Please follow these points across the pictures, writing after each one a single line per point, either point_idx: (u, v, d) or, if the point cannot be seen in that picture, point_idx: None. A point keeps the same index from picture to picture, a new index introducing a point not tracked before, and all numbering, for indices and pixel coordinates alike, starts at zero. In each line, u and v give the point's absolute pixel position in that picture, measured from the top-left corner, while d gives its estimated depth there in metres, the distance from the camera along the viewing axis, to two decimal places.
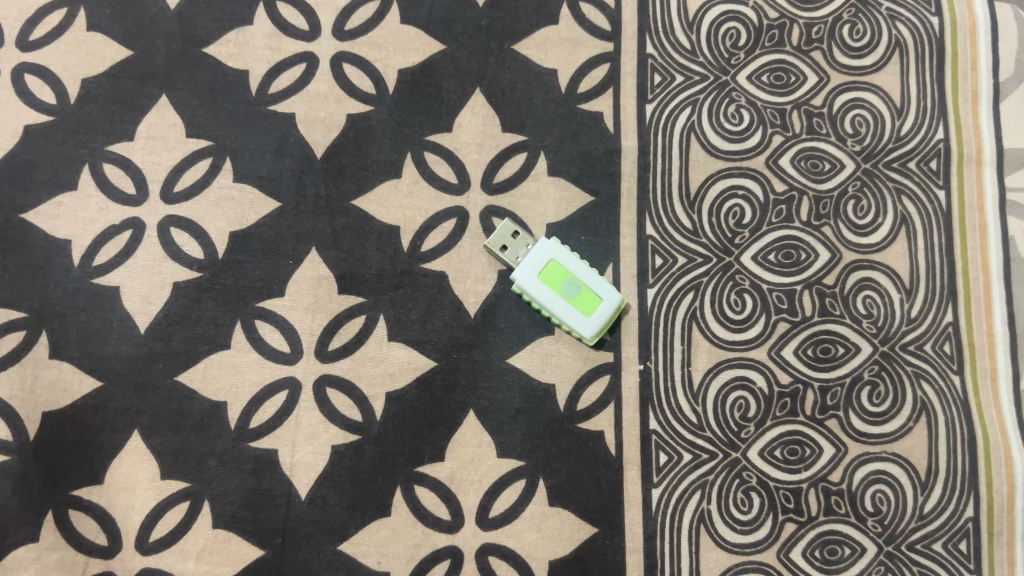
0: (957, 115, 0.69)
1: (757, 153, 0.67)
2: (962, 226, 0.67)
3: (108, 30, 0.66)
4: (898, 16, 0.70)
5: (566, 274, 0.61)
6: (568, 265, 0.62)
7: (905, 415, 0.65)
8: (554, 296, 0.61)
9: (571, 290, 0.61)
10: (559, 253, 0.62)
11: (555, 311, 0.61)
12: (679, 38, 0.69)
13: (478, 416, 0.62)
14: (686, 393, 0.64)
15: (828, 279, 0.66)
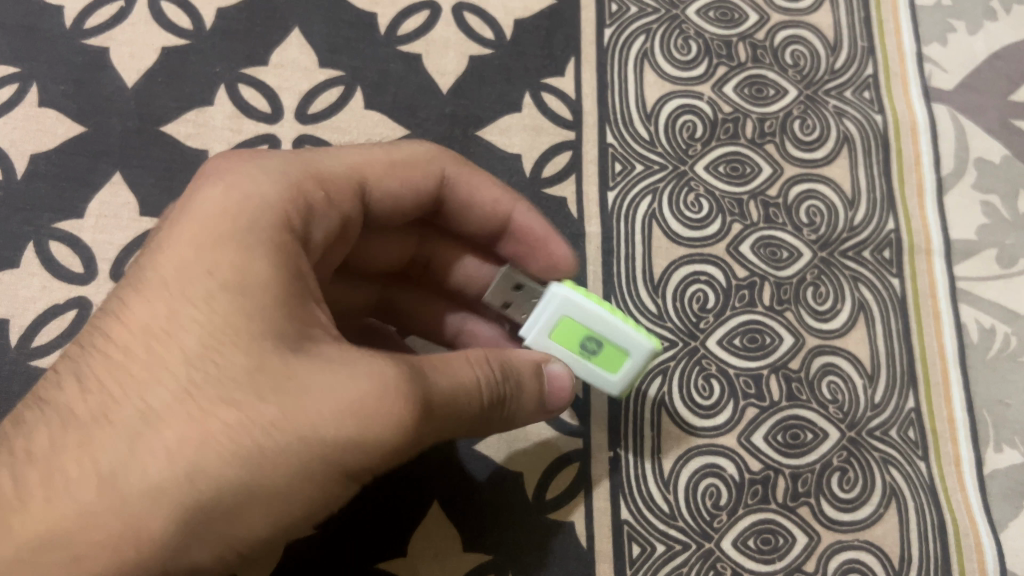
0: (905, 207, 0.71)
1: (717, 241, 0.68)
2: (917, 313, 0.68)
3: (63, 107, 0.66)
4: (845, 113, 0.73)
5: (583, 333, 0.51)
6: (585, 323, 0.50)
7: (875, 501, 0.63)
8: (572, 357, 0.52)
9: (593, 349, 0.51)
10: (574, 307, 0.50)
11: (575, 370, 0.52)
12: (638, 129, 0.70)
13: (444, 508, 0.60)
14: (657, 480, 0.62)
15: (794, 363, 0.66)
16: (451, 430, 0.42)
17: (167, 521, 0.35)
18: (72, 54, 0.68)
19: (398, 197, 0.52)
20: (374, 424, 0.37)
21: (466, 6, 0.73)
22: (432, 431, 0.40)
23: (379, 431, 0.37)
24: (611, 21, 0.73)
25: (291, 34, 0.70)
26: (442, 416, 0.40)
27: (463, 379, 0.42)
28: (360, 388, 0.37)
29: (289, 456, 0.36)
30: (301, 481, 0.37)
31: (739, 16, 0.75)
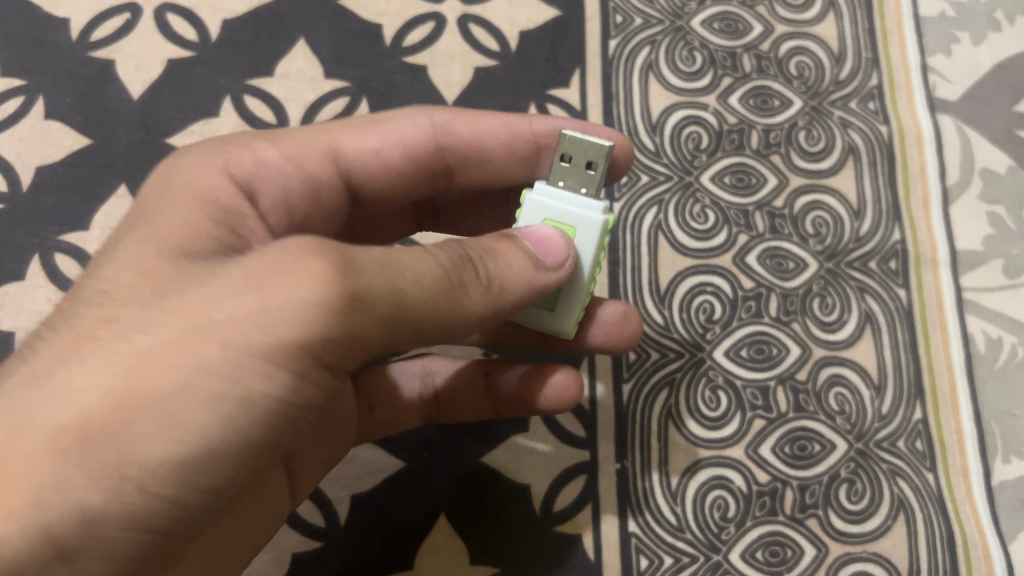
0: (911, 217, 0.71)
1: (723, 252, 0.68)
2: (924, 324, 0.68)
3: (68, 119, 0.66)
4: (850, 124, 0.73)
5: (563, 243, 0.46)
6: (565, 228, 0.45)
7: (884, 512, 0.63)
8: None
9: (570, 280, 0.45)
10: (583, 222, 0.45)
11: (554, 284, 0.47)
12: (643, 140, 0.70)
13: (451, 520, 0.60)
14: (665, 493, 0.62)
15: (801, 375, 0.65)
16: (418, 327, 0.36)
17: (58, 454, 0.32)
18: (78, 66, 0.68)
19: (383, 154, 0.52)
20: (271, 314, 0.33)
21: (471, 19, 0.73)
22: (368, 325, 0.34)
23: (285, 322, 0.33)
24: (616, 33, 0.73)
25: (296, 46, 0.70)
26: (379, 305, 0.34)
27: (406, 264, 0.36)
28: (257, 285, 0.33)
29: (184, 362, 0.32)
30: (208, 395, 0.33)
31: (743, 27, 0.75)
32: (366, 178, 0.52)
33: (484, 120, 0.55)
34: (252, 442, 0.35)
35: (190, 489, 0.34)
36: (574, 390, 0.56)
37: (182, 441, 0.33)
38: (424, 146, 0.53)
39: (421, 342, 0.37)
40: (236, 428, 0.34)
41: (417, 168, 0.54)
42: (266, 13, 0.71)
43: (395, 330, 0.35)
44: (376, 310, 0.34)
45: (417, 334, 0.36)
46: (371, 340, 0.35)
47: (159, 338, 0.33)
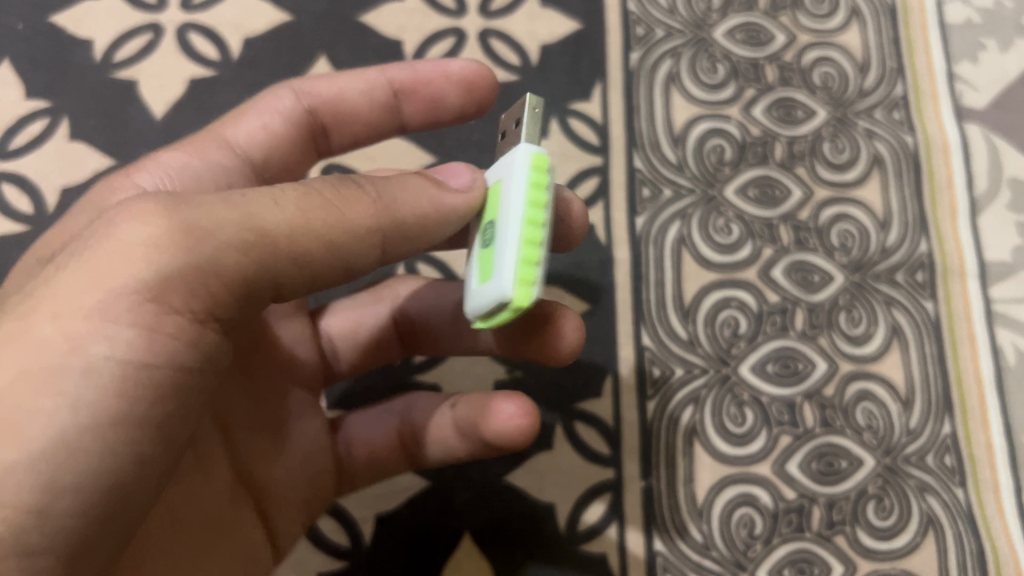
0: (939, 228, 0.70)
1: (748, 266, 0.67)
2: (952, 337, 0.67)
3: (92, 140, 0.67)
4: (875, 134, 0.72)
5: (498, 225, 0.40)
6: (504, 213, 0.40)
7: (912, 529, 0.62)
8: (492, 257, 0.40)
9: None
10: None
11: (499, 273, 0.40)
12: (666, 154, 0.70)
13: (474, 539, 0.60)
14: (691, 510, 0.61)
15: (828, 390, 0.65)
16: (286, 247, 0.33)
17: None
18: (101, 87, 0.68)
19: (271, 129, 0.52)
20: (107, 273, 0.30)
21: (491, 33, 0.73)
22: (221, 254, 0.32)
23: (122, 280, 0.30)
24: (638, 46, 0.73)
25: (317, 63, 0.70)
26: (225, 230, 0.32)
27: (267, 194, 0.33)
28: (94, 246, 0.31)
29: (22, 366, 0.30)
30: (62, 387, 0.30)
31: (766, 38, 0.74)
32: (264, 154, 0.51)
33: (346, 76, 0.53)
34: (122, 445, 0.31)
35: (57, 503, 0.30)
36: (528, 426, 0.49)
37: (33, 443, 0.29)
38: (298, 113, 0.52)
39: (300, 271, 0.34)
40: (103, 429, 0.31)
41: (297, 136, 0.53)
42: (287, 31, 0.71)
43: (255, 259, 0.32)
44: (223, 237, 0.32)
45: (290, 260, 0.33)
46: (230, 271, 0.32)
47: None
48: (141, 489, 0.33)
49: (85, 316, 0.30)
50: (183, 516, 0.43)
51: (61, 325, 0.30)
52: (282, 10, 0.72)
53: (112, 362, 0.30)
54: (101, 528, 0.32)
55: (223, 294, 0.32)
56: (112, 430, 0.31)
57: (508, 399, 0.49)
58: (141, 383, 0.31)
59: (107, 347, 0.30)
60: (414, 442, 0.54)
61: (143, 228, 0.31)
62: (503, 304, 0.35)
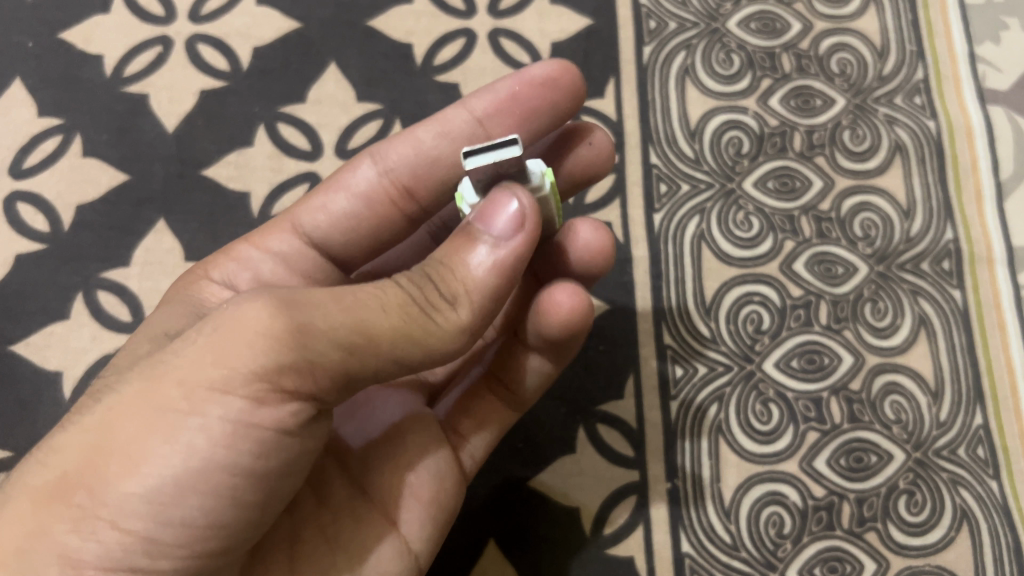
0: (964, 214, 0.68)
1: (769, 260, 0.66)
2: (981, 326, 0.65)
3: (106, 156, 0.67)
4: (895, 121, 0.71)
5: None
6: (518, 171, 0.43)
7: (946, 524, 0.60)
8: None
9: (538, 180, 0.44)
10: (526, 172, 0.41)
11: None
12: (683, 149, 0.69)
13: (500, 547, 0.59)
14: (718, 511, 0.60)
15: (855, 384, 0.63)
16: (385, 352, 0.36)
17: (38, 502, 0.34)
18: (113, 102, 0.68)
19: (351, 214, 0.53)
20: (234, 355, 0.34)
21: (501, 32, 0.72)
22: (324, 348, 0.35)
23: (241, 359, 0.34)
24: (650, 39, 0.72)
25: (327, 70, 0.70)
26: (334, 329, 0.35)
27: (363, 300, 0.37)
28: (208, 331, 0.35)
29: (154, 417, 0.34)
30: (181, 442, 0.33)
31: (781, 26, 0.73)
32: (345, 234, 0.53)
33: (420, 132, 0.53)
34: (223, 489, 0.35)
35: (166, 533, 0.34)
36: (583, 304, 0.49)
37: (150, 484, 0.33)
38: (380, 187, 0.52)
39: (398, 365, 0.37)
40: (207, 479, 0.34)
41: (372, 213, 0.53)
42: (296, 39, 0.71)
43: (358, 362, 0.36)
44: (328, 333, 0.35)
45: (390, 360, 0.37)
46: (332, 364, 0.35)
47: (127, 393, 0.35)
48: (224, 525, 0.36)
49: (206, 386, 0.34)
50: (279, 527, 0.43)
51: (185, 391, 0.34)
52: (290, 18, 0.72)
53: (225, 424, 0.34)
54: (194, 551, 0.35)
55: (326, 381, 0.36)
56: (215, 478, 0.34)
57: (560, 286, 0.49)
58: (248, 442, 0.35)
59: (239, 419, 0.34)
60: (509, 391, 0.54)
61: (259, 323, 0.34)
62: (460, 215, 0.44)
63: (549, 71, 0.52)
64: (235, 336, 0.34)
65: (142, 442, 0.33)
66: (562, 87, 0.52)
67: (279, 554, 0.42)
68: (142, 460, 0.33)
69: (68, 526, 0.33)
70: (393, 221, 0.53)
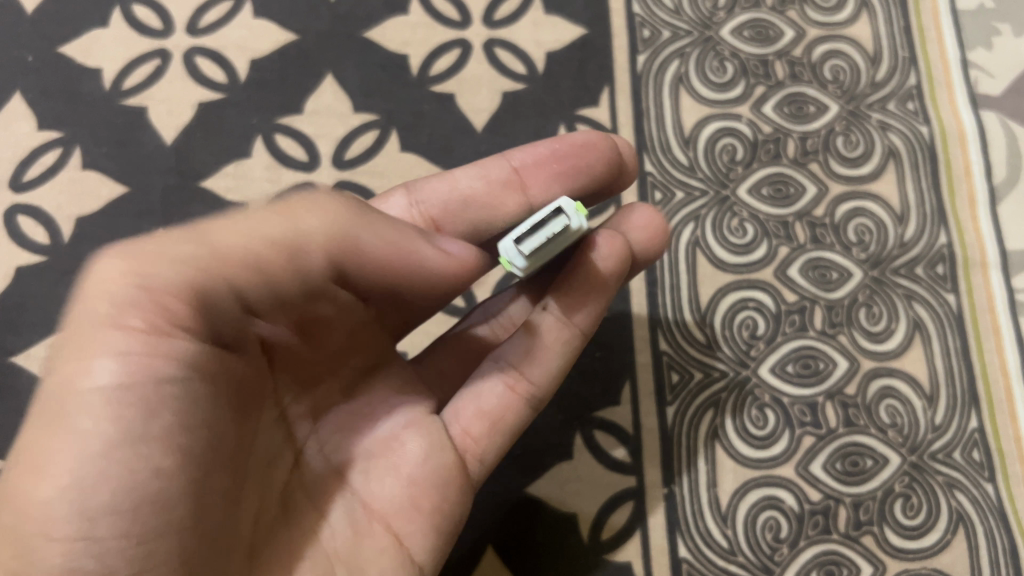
0: (958, 219, 0.68)
1: (764, 265, 0.67)
2: (975, 329, 0.66)
3: (105, 168, 0.68)
4: (889, 126, 0.71)
5: None
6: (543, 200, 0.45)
7: (942, 527, 0.61)
8: None
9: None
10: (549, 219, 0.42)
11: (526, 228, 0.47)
12: (677, 156, 0.69)
13: (499, 554, 0.60)
14: (715, 516, 0.61)
15: (850, 388, 0.64)
16: (247, 275, 0.38)
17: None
18: (112, 115, 0.69)
19: None
20: (85, 326, 0.34)
21: (496, 42, 0.73)
22: (202, 278, 0.36)
23: (132, 306, 0.34)
24: (644, 48, 0.72)
25: (324, 81, 0.71)
26: (193, 262, 0.36)
27: (220, 237, 0.38)
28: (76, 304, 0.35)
29: (68, 391, 0.33)
30: (100, 401, 0.33)
31: (774, 33, 0.74)
32: None
33: (458, 173, 0.54)
34: (169, 444, 0.34)
35: (121, 502, 0.33)
36: (620, 240, 0.51)
37: (90, 448, 0.33)
38: (407, 220, 0.54)
39: (267, 292, 0.39)
40: (148, 433, 0.34)
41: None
42: (293, 51, 0.72)
43: (217, 275, 0.37)
44: (210, 255, 0.37)
45: (255, 289, 0.38)
46: (179, 283, 0.35)
47: (27, 414, 0.35)
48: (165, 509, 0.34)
49: (107, 342, 0.34)
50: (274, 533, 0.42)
51: (82, 352, 0.34)
52: (287, 30, 0.72)
53: (140, 371, 0.34)
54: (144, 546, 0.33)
55: (208, 313, 0.36)
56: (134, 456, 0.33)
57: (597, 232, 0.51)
58: (174, 388, 0.35)
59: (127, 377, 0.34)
60: (527, 382, 0.52)
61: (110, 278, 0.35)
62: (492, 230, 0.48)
63: (586, 140, 0.54)
64: (79, 314, 0.35)
65: (37, 447, 0.33)
66: (605, 147, 0.54)
67: (276, 556, 0.41)
68: (44, 465, 0.33)
69: (27, 522, 0.32)
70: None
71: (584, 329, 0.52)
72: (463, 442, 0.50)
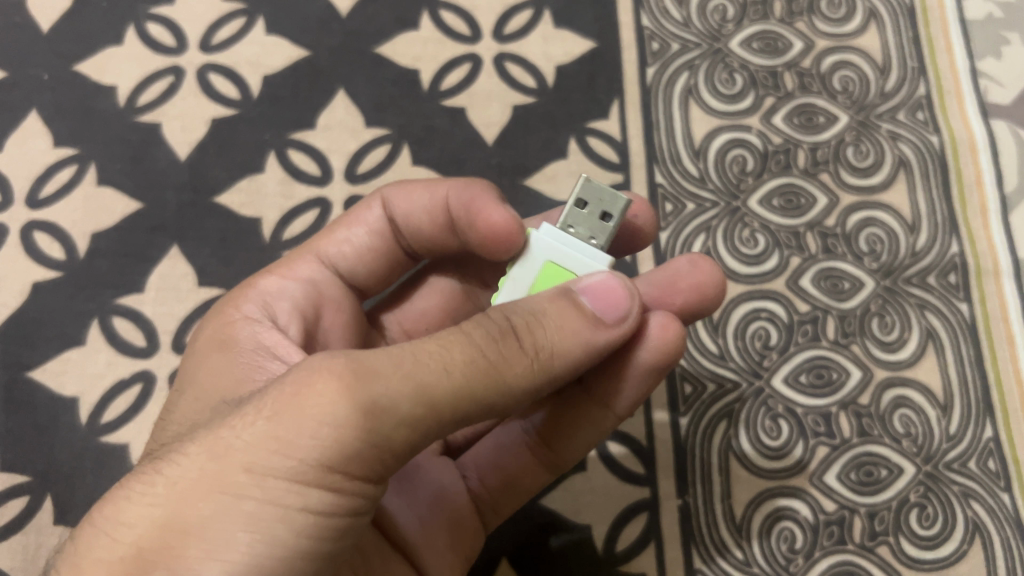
0: (969, 228, 0.68)
1: (776, 276, 0.67)
2: (988, 338, 0.65)
3: (119, 184, 0.68)
4: (899, 136, 0.71)
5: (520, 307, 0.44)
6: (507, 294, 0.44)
7: (958, 537, 0.60)
8: None
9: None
10: (585, 269, 0.44)
11: None
12: (687, 167, 0.70)
13: (513, 565, 0.60)
14: (730, 527, 0.61)
15: (863, 399, 0.64)
16: (447, 417, 0.36)
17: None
18: (127, 132, 0.70)
19: (363, 249, 0.54)
20: (299, 436, 0.34)
21: (507, 56, 0.73)
22: (391, 426, 0.35)
23: (308, 443, 0.34)
24: (653, 61, 0.73)
25: (336, 96, 0.71)
26: (399, 405, 0.35)
27: (430, 355, 0.36)
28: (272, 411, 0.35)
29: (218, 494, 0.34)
30: (244, 513, 0.34)
31: (783, 45, 0.74)
32: (355, 267, 0.54)
33: (417, 191, 0.53)
34: (294, 562, 0.35)
35: None
36: (674, 328, 0.46)
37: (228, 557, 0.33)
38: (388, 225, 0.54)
39: (457, 424, 0.37)
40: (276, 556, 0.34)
41: (384, 250, 0.55)
42: (305, 67, 0.72)
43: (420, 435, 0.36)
44: (436, 405, 0.36)
45: (450, 422, 0.37)
46: (399, 443, 0.36)
47: (193, 469, 0.35)
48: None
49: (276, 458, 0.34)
50: None
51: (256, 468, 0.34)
52: (299, 46, 0.73)
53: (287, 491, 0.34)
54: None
55: (378, 458, 0.36)
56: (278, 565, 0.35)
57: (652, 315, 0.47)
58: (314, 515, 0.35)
59: (310, 496, 0.35)
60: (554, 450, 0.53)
61: (311, 402, 0.34)
62: None
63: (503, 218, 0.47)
64: (300, 419, 0.34)
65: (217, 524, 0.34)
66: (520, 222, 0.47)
67: None
68: (204, 550, 0.33)
69: None
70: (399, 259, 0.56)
71: (618, 411, 0.51)
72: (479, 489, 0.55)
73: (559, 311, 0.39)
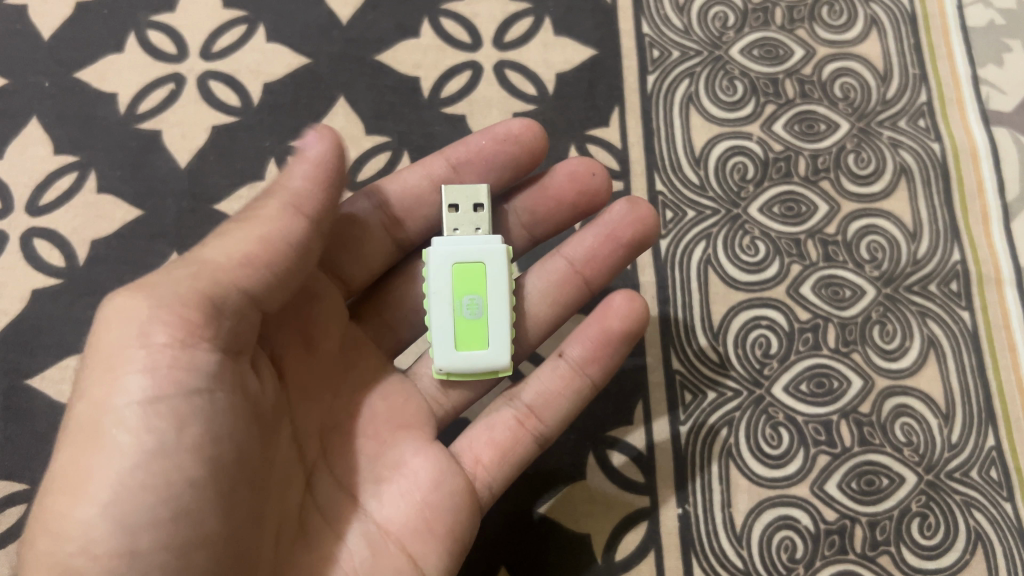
0: (971, 235, 0.68)
1: (776, 283, 0.66)
2: (990, 347, 0.65)
3: (119, 192, 0.68)
4: (900, 144, 0.71)
5: (462, 317, 0.54)
6: (445, 314, 0.53)
7: (960, 546, 0.60)
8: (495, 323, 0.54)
9: (471, 314, 0.54)
10: (487, 256, 0.54)
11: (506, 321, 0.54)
12: (688, 175, 0.70)
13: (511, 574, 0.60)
14: (729, 536, 0.60)
15: (865, 407, 0.63)
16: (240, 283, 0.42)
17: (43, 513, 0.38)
18: (127, 139, 0.70)
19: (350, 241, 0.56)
20: (109, 350, 0.39)
21: (507, 64, 0.73)
22: (163, 293, 0.40)
23: (108, 349, 0.39)
24: (654, 68, 0.73)
25: (337, 104, 0.71)
26: (175, 285, 0.40)
27: (208, 259, 0.42)
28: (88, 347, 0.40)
29: (88, 427, 0.38)
30: (109, 442, 0.37)
31: (784, 52, 0.74)
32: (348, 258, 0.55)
33: (406, 173, 0.58)
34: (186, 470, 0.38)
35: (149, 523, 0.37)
36: (638, 302, 0.57)
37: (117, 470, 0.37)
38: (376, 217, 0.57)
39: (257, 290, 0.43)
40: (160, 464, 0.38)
41: (370, 239, 0.56)
42: (306, 74, 0.72)
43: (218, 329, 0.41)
44: (279, 272, 0.43)
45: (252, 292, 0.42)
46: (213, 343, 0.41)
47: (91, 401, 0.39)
48: (201, 509, 0.39)
49: (104, 385, 0.38)
50: None
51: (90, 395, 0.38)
52: (299, 54, 0.73)
53: (136, 409, 0.38)
54: (185, 561, 0.38)
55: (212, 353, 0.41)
56: (183, 456, 0.38)
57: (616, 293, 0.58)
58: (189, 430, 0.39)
59: (192, 379, 0.39)
60: (538, 420, 0.55)
61: (110, 319, 0.39)
62: (497, 366, 0.54)
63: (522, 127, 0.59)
64: (101, 337, 0.39)
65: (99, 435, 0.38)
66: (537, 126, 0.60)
67: None
68: (107, 451, 0.37)
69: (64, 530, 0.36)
70: (387, 247, 0.57)
71: (595, 380, 0.57)
72: (474, 469, 0.53)
73: (298, 192, 0.44)
